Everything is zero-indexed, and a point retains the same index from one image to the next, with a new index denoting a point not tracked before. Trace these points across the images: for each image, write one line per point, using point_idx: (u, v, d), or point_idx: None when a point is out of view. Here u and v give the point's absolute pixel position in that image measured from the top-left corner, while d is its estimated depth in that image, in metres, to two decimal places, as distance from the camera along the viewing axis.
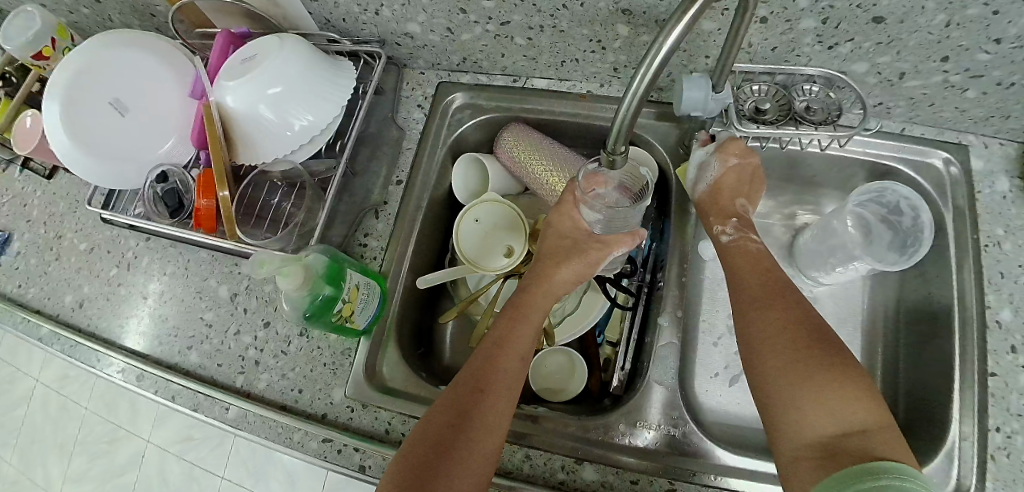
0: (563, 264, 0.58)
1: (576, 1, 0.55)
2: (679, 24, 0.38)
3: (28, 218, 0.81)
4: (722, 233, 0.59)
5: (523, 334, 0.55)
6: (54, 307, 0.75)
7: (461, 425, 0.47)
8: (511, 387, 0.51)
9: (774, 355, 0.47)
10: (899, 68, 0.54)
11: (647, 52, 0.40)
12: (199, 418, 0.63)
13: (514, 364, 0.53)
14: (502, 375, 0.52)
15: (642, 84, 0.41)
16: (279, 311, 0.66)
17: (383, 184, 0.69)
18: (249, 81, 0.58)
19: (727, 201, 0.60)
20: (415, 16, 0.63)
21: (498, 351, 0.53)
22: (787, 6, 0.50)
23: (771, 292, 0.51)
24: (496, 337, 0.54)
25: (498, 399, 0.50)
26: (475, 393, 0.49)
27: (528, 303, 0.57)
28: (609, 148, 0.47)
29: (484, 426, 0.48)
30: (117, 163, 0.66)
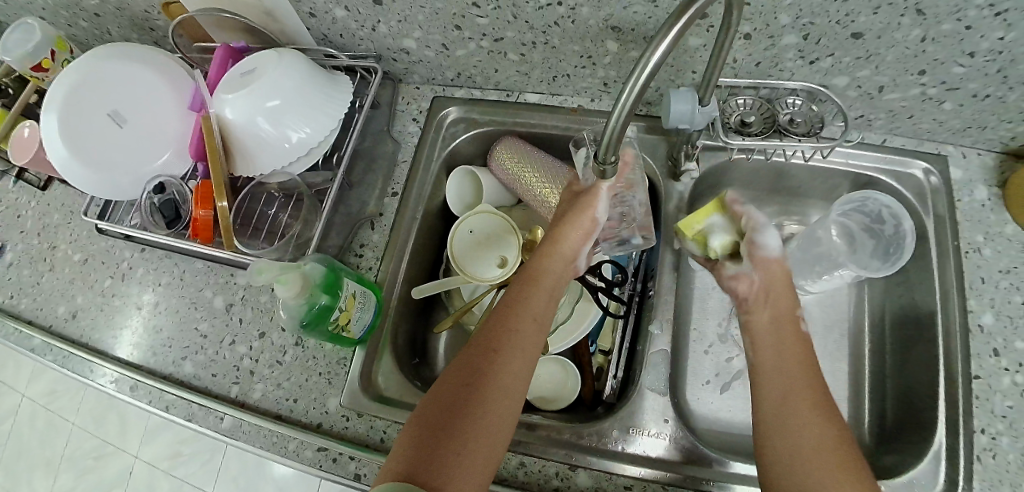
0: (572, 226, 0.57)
1: (568, 18, 0.57)
2: (666, 39, 0.40)
3: (22, 229, 0.81)
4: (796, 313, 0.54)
5: (537, 301, 0.55)
6: (47, 318, 0.75)
7: (473, 396, 0.48)
8: (525, 351, 0.51)
9: (790, 402, 0.47)
10: (878, 81, 0.56)
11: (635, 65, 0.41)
12: (192, 428, 0.62)
13: (529, 330, 0.52)
14: (515, 340, 0.51)
15: (630, 100, 0.42)
16: (275, 321, 0.66)
17: (379, 196, 0.69)
18: (247, 95, 0.59)
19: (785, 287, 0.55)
20: (411, 32, 0.64)
21: (512, 318, 0.53)
22: (769, 22, 0.53)
23: (796, 351, 0.51)
24: (509, 303, 0.54)
25: (512, 366, 0.50)
26: (489, 360, 0.50)
27: (541, 269, 0.56)
28: (600, 157, 0.47)
29: (499, 393, 0.48)
30: (112, 173, 0.67)
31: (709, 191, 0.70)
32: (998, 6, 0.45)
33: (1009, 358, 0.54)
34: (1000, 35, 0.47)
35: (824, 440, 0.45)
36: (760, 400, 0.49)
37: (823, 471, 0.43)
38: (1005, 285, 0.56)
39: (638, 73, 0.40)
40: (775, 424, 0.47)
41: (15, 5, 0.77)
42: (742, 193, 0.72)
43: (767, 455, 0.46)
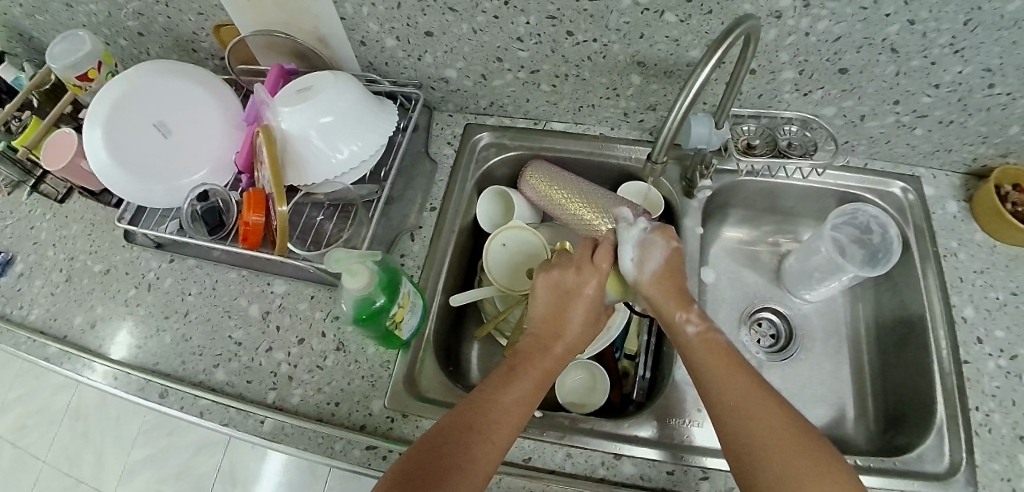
0: (573, 318, 0.57)
1: (599, 53, 0.65)
2: (712, 60, 0.50)
3: (35, 240, 0.79)
4: (688, 322, 0.55)
5: (526, 380, 0.53)
6: (61, 329, 0.72)
7: (452, 469, 0.46)
8: (507, 430, 0.50)
9: (740, 414, 0.49)
10: (860, 111, 0.67)
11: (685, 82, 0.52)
12: (230, 433, 0.62)
13: (514, 408, 0.51)
14: (498, 415, 0.50)
15: (691, 94, 0.52)
16: (314, 327, 0.67)
17: (418, 209, 0.72)
18: (301, 111, 0.62)
19: (675, 286, 0.58)
20: (455, 62, 0.70)
21: (497, 394, 0.51)
22: (772, 59, 0.62)
23: (718, 354, 0.53)
24: (498, 379, 0.53)
25: (492, 442, 0.48)
26: (469, 434, 0.48)
27: (541, 358, 0.55)
28: (654, 155, 0.60)
29: (474, 467, 0.47)
30: (147, 181, 0.68)
31: (717, 209, 0.78)
32: (957, 46, 0.56)
33: (992, 344, 0.62)
34: (959, 70, 0.59)
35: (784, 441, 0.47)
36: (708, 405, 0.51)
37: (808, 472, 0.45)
38: (980, 283, 0.66)
39: (688, 89, 0.51)
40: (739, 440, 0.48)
41: (54, 24, 0.79)
42: (743, 212, 0.80)
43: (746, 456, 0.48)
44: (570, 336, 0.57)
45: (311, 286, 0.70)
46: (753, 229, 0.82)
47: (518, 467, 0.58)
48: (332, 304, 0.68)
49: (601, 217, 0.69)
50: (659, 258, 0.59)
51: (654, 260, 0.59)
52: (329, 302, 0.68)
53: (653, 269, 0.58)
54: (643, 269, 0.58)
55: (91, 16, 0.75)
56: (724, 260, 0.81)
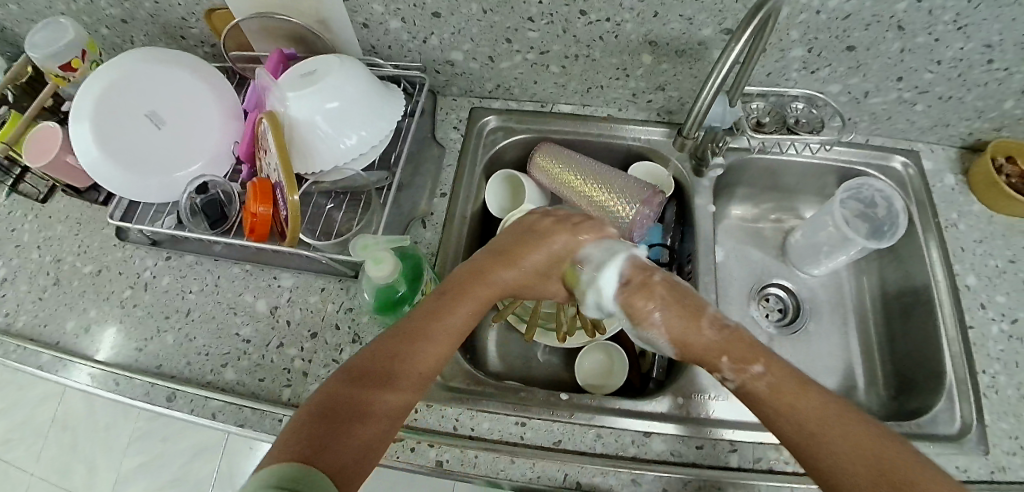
0: (521, 263, 0.56)
1: (611, 33, 0.63)
2: (746, 33, 0.51)
3: (17, 243, 0.75)
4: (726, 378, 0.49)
5: (458, 316, 0.51)
6: (52, 335, 0.68)
7: (366, 405, 0.44)
8: (426, 368, 0.48)
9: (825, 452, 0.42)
10: (864, 87, 0.68)
11: (722, 53, 0.54)
12: (246, 434, 0.59)
13: (438, 347, 0.49)
14: (419, 354, 0.48)
15: (719, 79, 0.56)
16: (326, 320, 0.65)
17: (428, 196, 0.71)
18: (306, 97, 0.60)
19: (698, 340, 0.50)
20: (462, 44, 0.68)
21: (423, 330, 0.49)
22: (782, 37, 0.63)
23: (782, 392, 0.45)
24: (428, 312, 0.50)
25: (409, 378, 0.47)
26: (389, 370, 0.46)
27: (473, 289, 0.53)
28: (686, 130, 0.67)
29: (387, 404, 0.45)
30: (139, 172, 0.64)
31: (723, 188, 0.79)
32: (959, 21, 0.57)
33: (994, 310, 0.65)
34: (961, 46, 0.60)
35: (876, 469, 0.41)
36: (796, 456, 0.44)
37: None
38: (980, 252, 0.68)
39: (725, 60, 0.54)
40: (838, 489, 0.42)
41: (25, 13, 0.74)
42: (748, 192, 0.81)
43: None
44: (513, 279, 0.56)
45: (321, 279, 0.67)
46: (756, 207, 0.83)
47: (549, 451, 0.57)
48: (344, 296, 0.66)
49: (613, 197, 0.69)
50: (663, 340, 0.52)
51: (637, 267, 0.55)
52: (342, 294, 0.66)
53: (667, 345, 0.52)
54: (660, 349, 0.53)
55: (68, 3, 0.71)
56: (730, 239, 0.82)
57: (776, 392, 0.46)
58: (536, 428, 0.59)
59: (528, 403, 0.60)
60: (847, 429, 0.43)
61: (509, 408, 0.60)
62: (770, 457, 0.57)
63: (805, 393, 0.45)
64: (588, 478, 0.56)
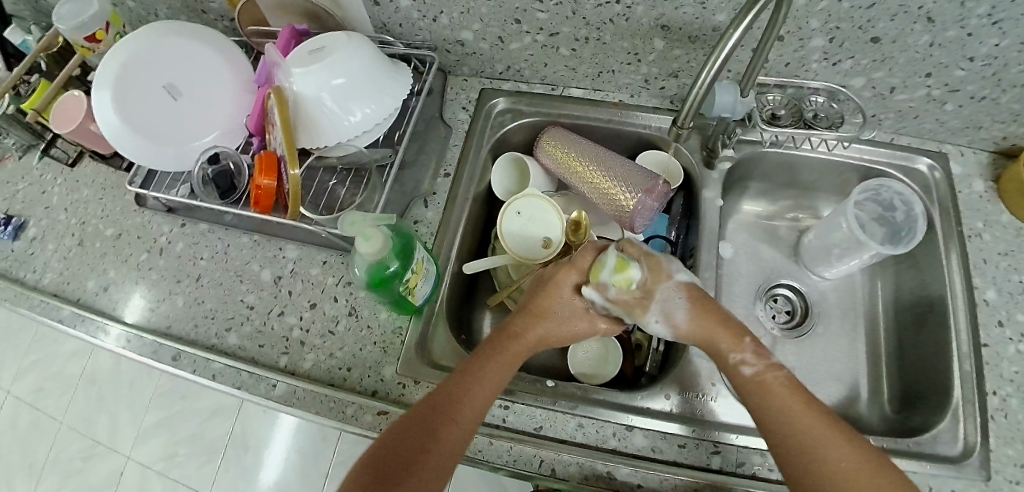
0: (552, 318, 0.57)
1: (622, 16, 0.60)
2: (743, 22, 0.49)
3: (46, 205, 0.81)
4: (743, 362, 0.52)
5: (496, 371, 0.53)
6: (75, 292, 0.73)
7: (420, 451, 0.47)
8: (474, 418, 0.50)
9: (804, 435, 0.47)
10: (890, 83, 0.64)
11: (717, 42, 0.50)
12: (243, 396, 0.61)
13: (482, 395, 0.51)
14: (466, 404, 0.50)
15: (717, 64, 0.52)
16: (326, 292, 0.66)
17: (432, 175, 0.71)
18: (313, 73, 0.60)
19: (720, 343, 0.53)
20: (472, 24, 0.66)
21: (467, 382, 0.51)
22: (801, 26, 0.60)
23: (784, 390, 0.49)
24: (469, 368, 0.52)
25: (461, 425, 0.49)
26: (440, 420, 0.49)
27: (508, 341, 0.55)
28: (678, 124, 0.60)
29: (442, 451, 0.48)
30: (156, 142, 0.67)
31: (738, 183, 0.76)
32: (995, 16, 0.54)
33: (1012, 328, 0.61)
34: (995, 42, 0.56)
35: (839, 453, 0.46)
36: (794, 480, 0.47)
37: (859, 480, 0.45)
38: (1004, 265, 0.64)
39: (721, 47, 0.50)
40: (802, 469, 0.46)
41: None
42: (764, 187, 0.78)
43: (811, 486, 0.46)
44: (547, 335, 0.57)
45: (323, 252, 0.68)
46: (772, 204, 0.79)
47: (530, 435, 0.58)
48: (344, 270, 0.67)
49: (618, 186, 0.66)
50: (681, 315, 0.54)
51: (680, 312, 0.54)
52: (342, 268, 0.67)
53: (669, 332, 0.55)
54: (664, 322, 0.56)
55: None
56: (741, 235, 0.79)
57: (784, 387, 0.50)
58: (518, 413, 0.60)
59: (514, 387, 0.61)
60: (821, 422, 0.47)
61: None
62: (753, 462, 0.56)
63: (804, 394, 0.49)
64: (564, 467, 0.56)
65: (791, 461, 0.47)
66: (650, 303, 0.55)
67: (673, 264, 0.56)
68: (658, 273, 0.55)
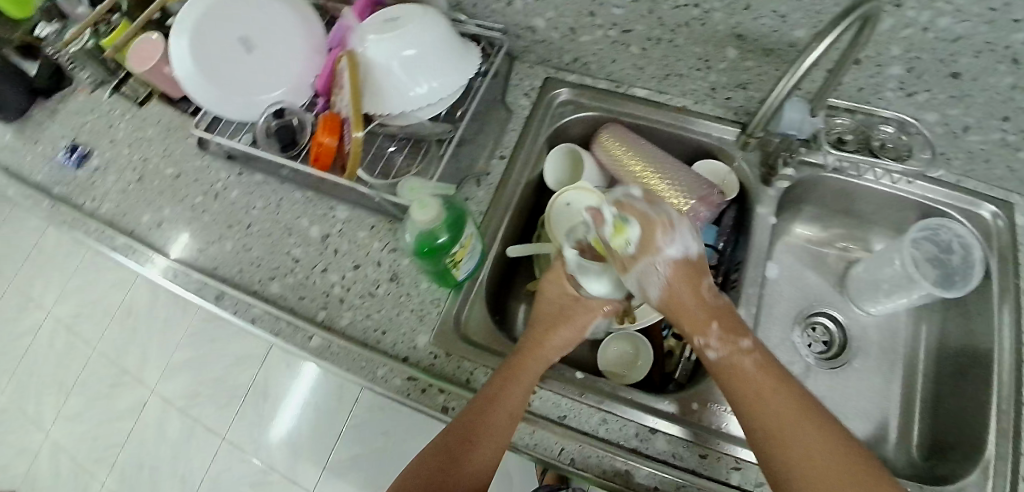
0: (563, 331, 0.57)
1: (699, 20, 0.60)
2: (820, 46, 0.48)
3: (111, 138, 0.84)
4: (706, 346, 0.52)
5: (515, 396, 0.53)
6: (130, 224, 0.76)
7: (450, 478, 0.50)
8: (500, 442, 0.51)
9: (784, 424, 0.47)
10: (964, 121, 0.61)
11: (797, 58, 0.50)
12: (280, 344, 0.63)
13: (504, 422, 0.52)
14: (488, 431, 0.51)
15: (794, 79, 0.52)
16: (370, 255, 0.67)
17: (488, 155, 0.72)
18: (387, 40, 0.61)
19: (692, 318, 0.53)
20: (544, 12, 0.66)
21: (489, 407, 0.52)
22: (881, 52, 0.57)
23: (759, 372, 0.50)
24: (489, 394, 0.53)
25: (487, 449, 0.51)
26: (464, 444, 0.51)
27: (526, 362, 0.55)
28: (751, 129, 0.62)
29: (470, 474, 0.51)
30: (227, 92, 0.69)
31: (791, 204, 0.74)
32: None
33: None
34: None
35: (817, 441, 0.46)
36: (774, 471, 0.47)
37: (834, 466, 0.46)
38: None
39: (799, 66, 0.50)
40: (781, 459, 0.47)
41: None
42: (817, 212, 0.76)
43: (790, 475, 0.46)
44: (557, 345, 0.57)
45: (372, 217, 0.69)
46: (824, 231, 0.78)
47: (554, 423, 0.59)
48: (391, 236, 0.68)
49: (672, 190, 0.66)
50: (659, 284, 0.53)
51: (655, 287, 0.53)
52: (389, 234, 0.68)
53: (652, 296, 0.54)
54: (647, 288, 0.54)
55: None
56: (788, 257, 0.78)
57: (760, 372, 0.50)
58: (545, 399, 0.60)
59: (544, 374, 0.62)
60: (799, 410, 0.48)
61: None
62: None
63: (780, 380, 0.50)
64: (583, 458, 0.57)
65: (764, 451, 0.48)
66: (631, 271, 0.52)
67: (666, 238, 0.52)
68: (647, 246, 0.52)
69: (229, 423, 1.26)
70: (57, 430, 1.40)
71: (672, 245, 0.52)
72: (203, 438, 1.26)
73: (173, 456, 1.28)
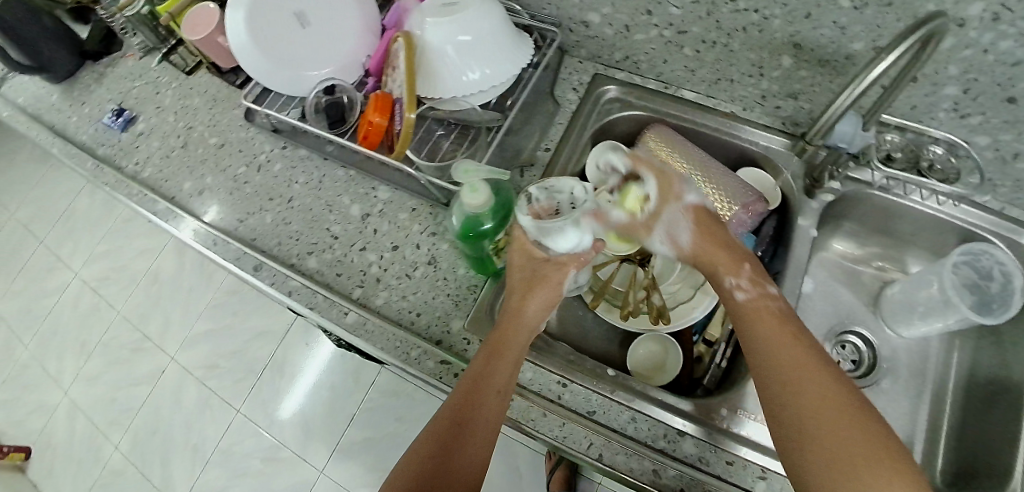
0: (535, 301, 0.56)
1: (757, 26, 0.60)
2: (892, 54, 0.47)
3: (158, 105, 0.85)
4: (737, 286, 0.55)
5: (502, 371, 0.52)
6: (171, 190, 0.77)
7: (448, 461, 0.48)
8: (493, 421, 0.51)
9: (792, 371, 0.47)
10: (1017, 148, 0.60)
11: (864, 67, 0.50)
12: (315, 317, 0.64)
13: (494, 399, 0.51)
14: (481, 410, 0.50)
15: (859, 87, 0.51)
16: (409, 237, 0.68)
17: (533, 147, 0.72)
18: (444, 24, 0.62)
19: (724, 259, 0.56)
20: (601, 7, 0.67)
21: (475, 388, 0.51)
22: (938, 71, 0.56)
23: (775, 323, 0.51)
24: (477, 371, 0.52)
25: (483, 426, 0.50)
26: (457, 430, 0.50)
27: (508, 338, 0.54)
28: (809, 136, 0.61)
29: (470, 455, 0.49)
30: (278, 65, 0.69)
31: (831, 219, 0.74)
32: None
33: None
34: None
35: (825, 392, 0.46)
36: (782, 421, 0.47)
37: (839, 420, 0.44)
38: None
39: (866, 74, 0.50)
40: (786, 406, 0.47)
41: None
42: (856, 229, 0.76)
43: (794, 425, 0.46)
44: (532, 318, 0.56)
45: (413, 199, 0.70)
46: (862, 249, 0.77)
47: (582, 418, 0.58)
48: (431, 220, 0.68)
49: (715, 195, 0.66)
50: (686, 230, 0.59)
51: (684, 232, 0.59)
52: (429, 218, 0.68)
53: (685, 242, 0.59)
54: (675, 243, 0.60)
55: None
56: (822, 272, 0.78)
57: (776, 319, 0.51)
58: (575, 393, 0.60)
59: (575, 367, 0.62)
60: (811, 361, 0.48)
61: (555, 366, 0.62)
62: None
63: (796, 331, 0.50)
64: (611, 454, 0.56)
65: (772, 395, 0.48)
66: (655, 226, 0.61)
67: (682, 185, 0.61)
68: (665, 195, 0.61)
69: (245, 398, 1.29)
70: (76, 390, 1.43)
71: (689, 193, 0.61)
72: (219, 409, 1.29)
73: (187, 424, 1.31)
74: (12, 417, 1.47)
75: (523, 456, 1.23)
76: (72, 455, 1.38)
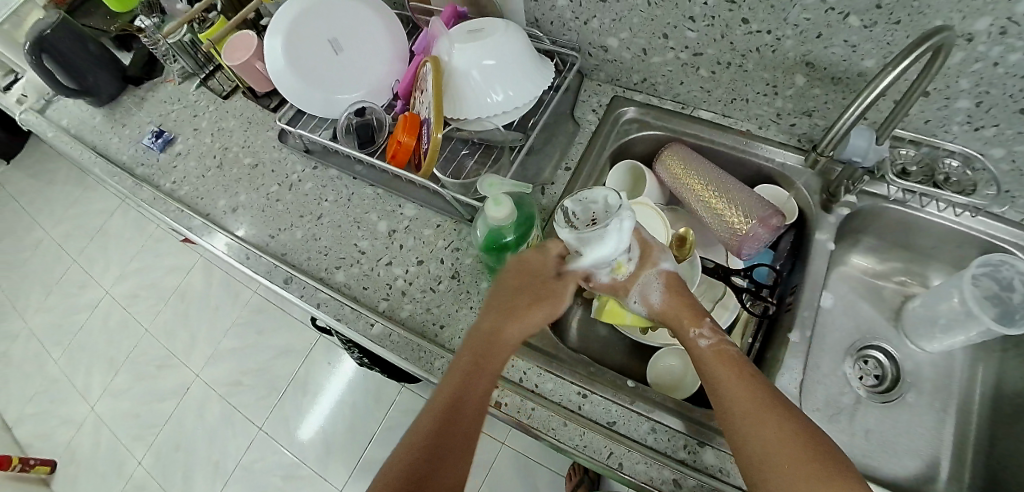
0: (521, 318, 0.55)
1: (770, 47, 0.62)
2: (897, 68, 0.49)
3: (195, 127, 0.90)
4: (699, 337, 0.55)
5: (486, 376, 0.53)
6: (207, 206, 0.81)
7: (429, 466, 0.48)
8: (473, 426, 0.51)
9: (747, 407, 0.48)
10: None
11: (870, 81, 0.51)
12: (343, 328, 0.66)
13: (476, 402, 0.52)
14: (465, 412, 0.51)
15: (865, 104, 0.52)
16: (434, 252, 0.70)
17: (553, 166, 0.75)
18: (470, 49, 0.65)
19: (687, 320, 0.56)
20: (619, 32, 0.70)
21: (459, 395, 0.52)
22: (949, 85, 0.58)
23: (730, 364, 0.52)
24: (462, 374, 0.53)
25: (465, 430, 0.51)
26: (438, 434, 0.49)
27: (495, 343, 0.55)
28: (819, 150, 0.62)
29: (450, 459, 0.49)
30: (310, 87, 0.73)
31: (850, 234, 0.75)
32: None
33: None
34: None
35: (778, 427, 0.46)
36: (743, 455, 0.47)
37: (795, 451, 0.45)
38: None
39: (871, 90, 0.51)
40: (745, 440, 0.47)
41: None
42: (875, 244, 0.76)
43: (753, 457, 0.47)
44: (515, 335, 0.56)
45: (438, 216, 0.72)
46: (882, 264, 0.78)
47: (603, 428, 0.59)
48: (455, 236, 0.70)
49: (733, 210, 0.67)
50: (659, 291, 0.58)
51: (656, 292, 0.58)
52: (453, 233, 0.70)
53: (657, 301, 0.58)
54: (650, 305, 0.58)
55: None
56: (842, 288, 0.79)
57: (728, 361, 0.52)
58: (595, 403, 0.61)
59: (595, 378, 0.62)
60: (763, 398, 0.48)
61: (576, 377, 0.62)
62: None
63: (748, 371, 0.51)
64: (631, 464, 0.57)
65: (732, 431, 0.49)
66: (629, 289, 0.59)
67: (660, 253, 0.59)
68: (643, 261, 0.58)
69: (266, 415, 1.30)
70: (102, 405, 1.46)
71: (666, 261, 0.59)
72: (241, 426, 1.31)
73: (209, 440, 1.32)
74: (39, 430, 1.50)
75: (543, 478, 1.22)
76: (96, 469, 1.40)
